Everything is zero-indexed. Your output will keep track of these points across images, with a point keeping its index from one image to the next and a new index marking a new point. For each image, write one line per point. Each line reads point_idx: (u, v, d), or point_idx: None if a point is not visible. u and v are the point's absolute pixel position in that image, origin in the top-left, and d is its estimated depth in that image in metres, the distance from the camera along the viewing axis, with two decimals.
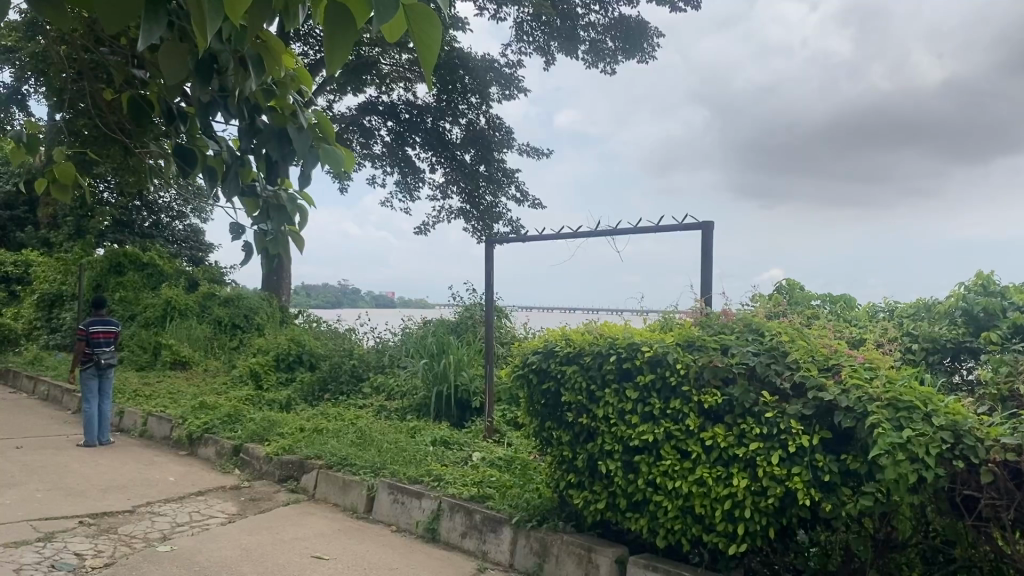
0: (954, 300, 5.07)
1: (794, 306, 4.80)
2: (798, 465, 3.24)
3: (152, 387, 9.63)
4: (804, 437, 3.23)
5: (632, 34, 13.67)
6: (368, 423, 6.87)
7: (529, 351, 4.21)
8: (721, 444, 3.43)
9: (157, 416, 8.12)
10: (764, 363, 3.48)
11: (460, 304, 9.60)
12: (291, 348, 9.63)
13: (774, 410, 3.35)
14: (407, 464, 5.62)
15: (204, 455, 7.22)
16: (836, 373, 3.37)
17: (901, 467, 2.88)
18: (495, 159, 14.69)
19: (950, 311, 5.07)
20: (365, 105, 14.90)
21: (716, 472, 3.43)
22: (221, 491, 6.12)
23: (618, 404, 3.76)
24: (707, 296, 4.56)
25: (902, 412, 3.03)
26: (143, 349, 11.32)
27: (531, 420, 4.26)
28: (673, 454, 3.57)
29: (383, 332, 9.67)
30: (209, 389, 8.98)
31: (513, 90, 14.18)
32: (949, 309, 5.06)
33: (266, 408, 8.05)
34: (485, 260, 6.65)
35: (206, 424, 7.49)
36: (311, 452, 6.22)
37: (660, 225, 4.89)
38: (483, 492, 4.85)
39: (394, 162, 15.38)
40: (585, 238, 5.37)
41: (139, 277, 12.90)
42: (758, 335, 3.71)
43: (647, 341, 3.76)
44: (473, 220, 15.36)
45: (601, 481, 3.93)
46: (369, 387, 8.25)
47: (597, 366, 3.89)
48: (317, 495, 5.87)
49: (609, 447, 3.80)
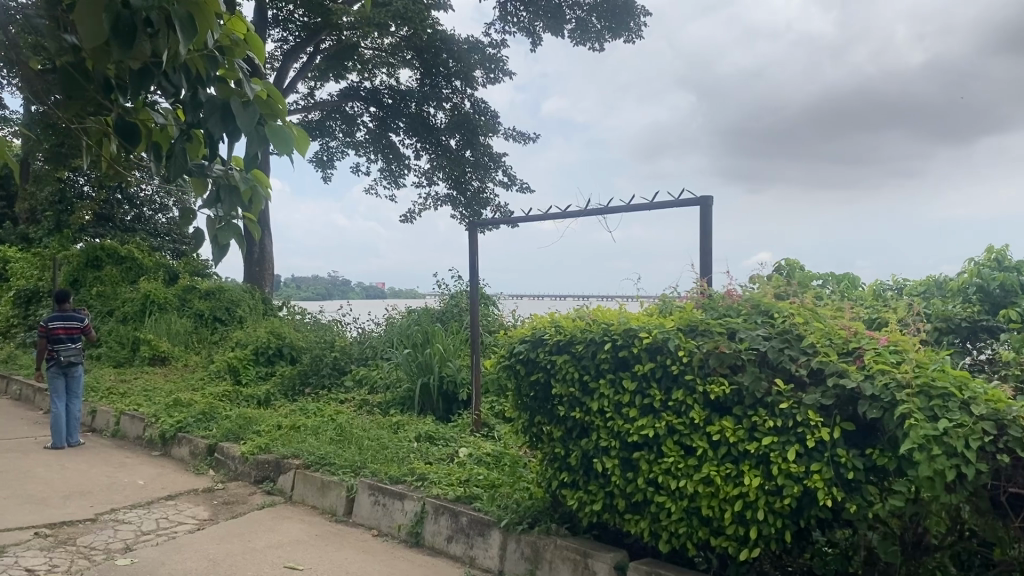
0: (967, 277, 4.75)
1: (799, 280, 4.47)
2: (817, 461, 2.89)
3: (128, 384, 9.22)
4: (824, 430, 2.87)
5: (619, 13, 13.19)
6: (349, 419, 6.50)
7: (516, 340, 3.88)
8: (730, 439, 3.08)
9: (131, 414, 7.73)
10: (776, 348, 3.10)
11: (446, 292, 9.25)
12: (271, 340, 9.23)
13: (790, 400, 2.98)
14: (390, 463, 5.25)
15: (179, 455, 6.86)
16: (858, 357, 2.99)
17: (938, 462, 2.55)
18: (481, 143, 14.19)
19: (964, 288, 4.74)
20: (346, 92, 14.56)
21: (726, 471, 3.09)
22: (194, 494, 5.76)
23: (614, 396, 3.41)
24: (704, 275, 4.20)
25: (937, 400, 2.68)
26: (122, 344, 10.93)
27: (520, 416, 3.95)
28: (676, 451, 3.24)
29: (366, 323, 9.31)
30: (186, 386, 8.57)
31: (498, 73, 13.81)
32: (963, 285, 4.75)
33: (243, 405, 7.65)
34: (470, 243, 6.31)
35: (180, 422, 7.12)
36: (288, 451, 5.86)
37: (654, 201, 4.54)
38: (470, 493, 4.49)
39: (378, 148, 14.95)
40: (574, 217, 5.02)
41: (118, 271, 12.45)
42: (768, 317, 3.34)
43: (646, 325, 3.40)
44: (461, 206, 14.92)
45: (597, 480, 3.59)
46: (351, 380, 7.88)
47: (590, 355, 3.53)
48: (294, 497, 5.52)
49: (606, 443, 3.46)
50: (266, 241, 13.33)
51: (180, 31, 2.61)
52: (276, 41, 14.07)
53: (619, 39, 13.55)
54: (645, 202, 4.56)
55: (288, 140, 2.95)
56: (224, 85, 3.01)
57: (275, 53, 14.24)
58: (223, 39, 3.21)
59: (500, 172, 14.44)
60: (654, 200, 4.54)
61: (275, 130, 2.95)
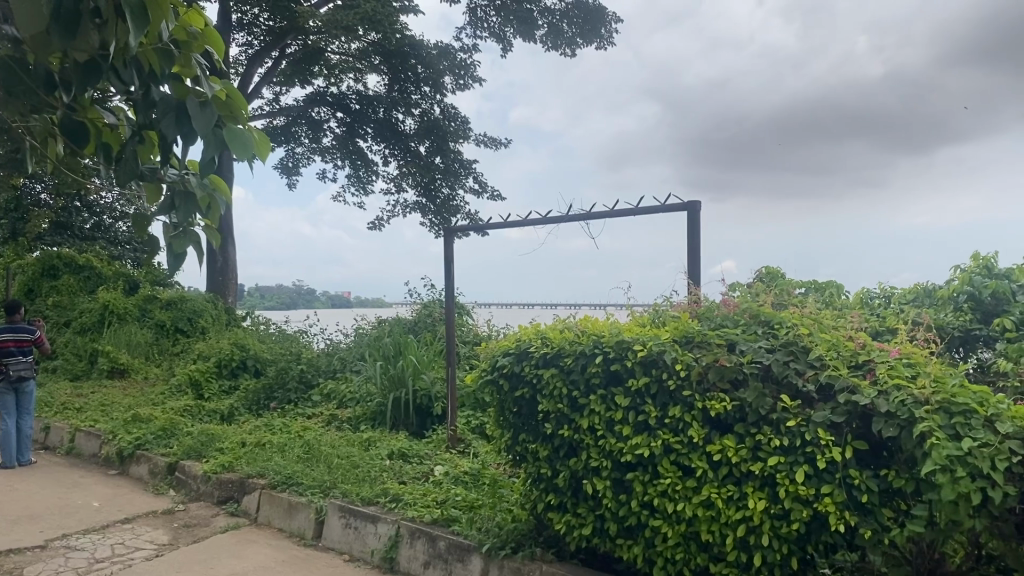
0: (957, 284, 4.58)
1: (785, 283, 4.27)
2: (828, 483, 2.69)
3: (84, 399, 8.81)
4: (836, 451, 2.66)
5: (590, 19, 13.04)
6: (317, 435, 6.21)
7: (499, 353, 3.64)
8: (732, 459, 2.87)
9: (87, 431, 7.36)
10: (781, 361, 2.89)
11: (418, 301, 9.00)
12: (234, 353, 8.88)
13: (797, 418, 2.78)
14: (360, 482, 4.97)
15: (137, 474, 6.52)
16: (869, 371, 2.79)
17: (962, 485, 2.36)
18: (451, 149, 13.93)
19: (954, 296, 4.57)
20: (312, 97, 14.25)
21: (728, 493, 2.89)
22: (153, 516, 5.44)
23: (605, 413, 3.20)
24: (692, 282, 3.99)
25: (959, 417, 2.50)
26: (79, 357, 10.49)
27: (503, 434, 3.72)
28: (673, 472, 3.03)
29: (334, 335, 9.03)
30: (145, 401, 8.18)
31: (467, 79, 13.61)
32: (953, 293, 4.58)
33: (206, 421, 7.31)
34: (445, 252, 6.05)
35: (139, 439, 6.77)
36: (253, 470, 5.56)
37: (640, 206, 4.31)
38: (447, 515, 4.24)
39: (345, 155, 14.63)
40: (555, 222, 4.79)
41: (75, 281, 11.99)
42: (770, 327, 3.12)
43: (640, 338, 3.18)
44: (431, 214, 14.60)
45: (587, 503, 3.37)
46: (319, 395, 7.58)
47: (579, 369, 3.31)
48: (260, 518, 5.23)
49: (597, 463, 3.24)
50: (229, 248, 12.93)
51: (130, 20, 2.36)
52: (240, 45, 13.71)
53: (590, 45, 13.40)
54: (629, 208, 4.35)
55: (247, 145, 2.80)
56: (179, 83, 2.79)
57: (240, 57, 13.88)
58: (178, 33, 2.95)
59: (471, 179, 14.19)
60: (639, 206, 4.32)
61: (233, 132, 2.77)
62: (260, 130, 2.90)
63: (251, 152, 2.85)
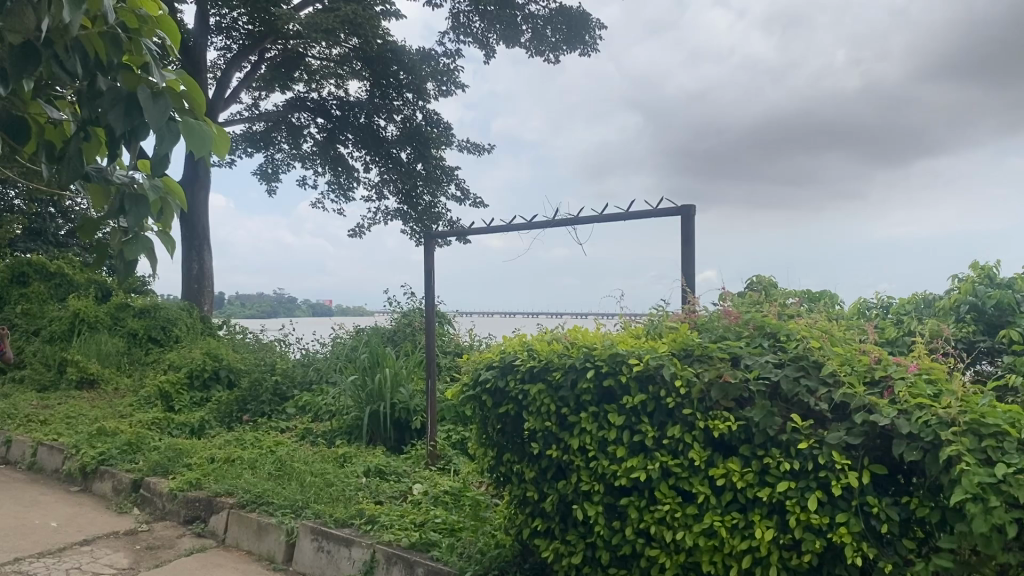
0: (960, 295, 4.34)
1: (772, 287, 4.34)
2: (843, 511, 2.45)
3: (50, 411, 8.44)
4: (853, 476, 2.42)
5: (575, 25, 12.83)
6: (290, 451, 5.92)
7: (482, 366, 3.39)
8: (737, 484, 2.63)
9: (49, 445, 7.03)
10: (791, 377, 2.64)
11: (397, 310, 8.74)
12: (207, 363, 8.55)
13: (809, 439, 2.53)
14: (334, 502, 4.69)
15: (100, 491, 6.20)
16: (887, 388, 2.56)
17: (996, 517, 2.13)
18: (433, 156, 13.65)
19: (955, 307, 4.33)
20: (291, 102, 13.95)
21: (732, 521, 2.65)
22: (114, 537, 5.12)
23: (597, 432, 2.95)
24: (686, 290, 3.74)
25: (990, 441, 2.26)
26: (48, 366, 10.10)
27: (487, 453, 3.47)
28: (672, 497, 2.78)
29: (310, 344, 8.75)
30: (112, 413, 7.84)
31: (450, 85, 13.38)
32: (955, 304, 4.34)
33: (174, 435, 6.99)
34: (426, 259, 5.79)
35: (103, 454, 6.44)
36: (221, 488, 5.26)
37: (630, 211, 4.07)
38: (426, 539, 3.96)
39: (325, 160, 14.33)
40: (541, 228, 4.55)
41: (45, 288, 11.60)
42: (776, 341, 2.88)
43: (635, 350, 2.93)
44: (412, 222, 14.33)
45: (578, 529, 3.11)
46: (294, 407, 7.28)
47: (569, 385, 3.06)
48: (227, 540, 4.93)
49: (588, 487, 2.99)
50: (204, 255, 12.59)
51: None
52: (218, 49, 13.42)
53: (574, 52, 13.21)
54: (620, 212, 4.10)
55: (205, 139, 2.51)
56: (129, 73, 2.53)
57: (217, 61, 13.59)
58: (128, 17, 2.69)
59: (453, 186, 13.93)
60: (630, 210, 4.08)
61: (190, 127, 2.50)
62: (219, 127, 2.64)
63: (209, 150, 2.56)
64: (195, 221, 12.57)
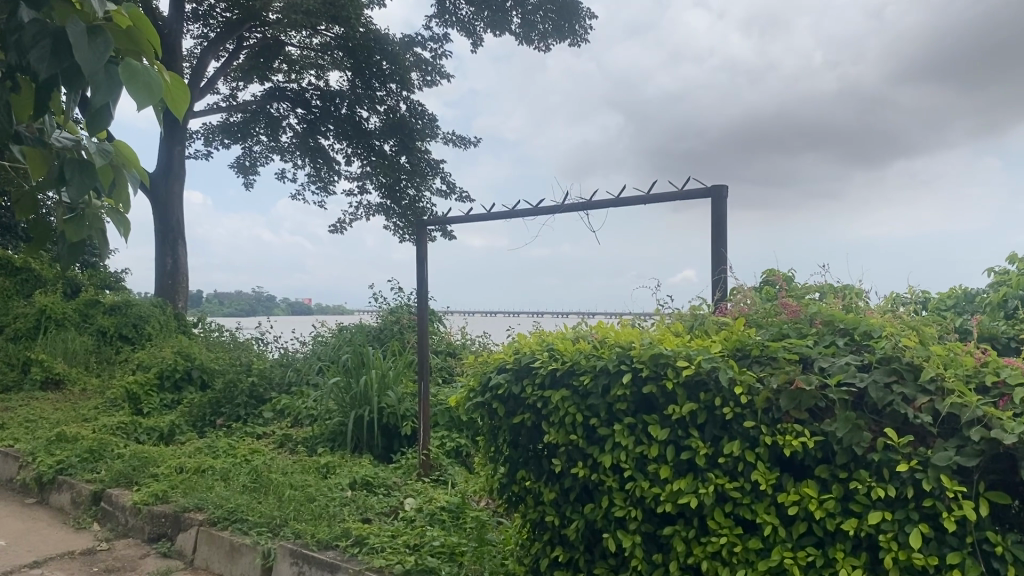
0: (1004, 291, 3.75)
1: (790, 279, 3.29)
2: (955, 551, 1.97)
3: (8, 414, 7.83)
4: (969, 505, 1.95)
5: (566, 13, 12.32)
6: (266, 460, 5.40)
7: (492, 369, 2.89)
8: (814, 513, 2.15)
9: (5, 452, 6.44)
10: (880, 384, 2.16)
11: (384, 306, 8.23)
12: (179, 362, 7.98)
13: (909, 461, 2.05)
14: (318, 520, 4.17)
15: (58, 504, 5.63)
16: (1002, 397, 2.08)
17: None
18: (418, 148, 13.06)
19: (1003, 302, 3.74)
20: (270, 91, 13.34)
21: (807, 558, 2.18)
22: (69, 558, 4.57)
23: (634, 448, 2.45)
24: (719, 276, 3.22)
25: None
26: (9, 366, 9.45)
27: (496, 468, 2.98)
28: (729, 526, 2.31)
29: (290, 343, 8.21)
30: (74, 416, 7.23)
31: (435, 75, 12.84)
32: (1001, 298, 3.74)
33: (141, 441, 6.43)
34: (419, 252, 5.28)
35: (61, 462, 5.87)
36: (190, 502, 4.72)
37: (650, 194, 3.56)
38: (423, 565, 3.45)
39: (305, 152, 13.75)
40: (549, 213, 4.03)
41: (10, 284, 10.91)
42: (852, 338, 2.40)
43: (679, 350, 2.44)
44: (395, 216, 13.77)
45: (607, 561, 2.64)
46: (271, 411, 6.75)
47: (599, 391, 2.56)
48: (196, 561, 4.40)
49: (623, 513, 2.50)
50: (179, 250, 11.96)
51: None
52: (195, 36, 12.84)
53: (565, 41, 12.71)
54: (641, 195, 3.60)
55: (152, 86, 1.94)
56: (61, 5, 2.00)
57: (194, 49, 13.01)
58: None
59: (438, 180, 13.36)
60: (650, 193, 3.56)
61: (134, 69, 1.95)
62: (172, 72, 2.11)
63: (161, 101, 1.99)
64: (169, 214, 11.93)
